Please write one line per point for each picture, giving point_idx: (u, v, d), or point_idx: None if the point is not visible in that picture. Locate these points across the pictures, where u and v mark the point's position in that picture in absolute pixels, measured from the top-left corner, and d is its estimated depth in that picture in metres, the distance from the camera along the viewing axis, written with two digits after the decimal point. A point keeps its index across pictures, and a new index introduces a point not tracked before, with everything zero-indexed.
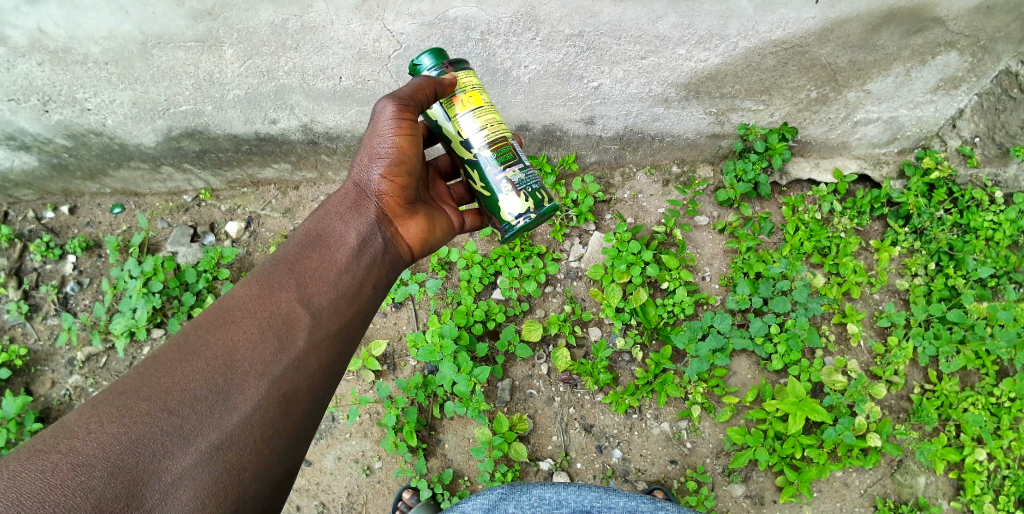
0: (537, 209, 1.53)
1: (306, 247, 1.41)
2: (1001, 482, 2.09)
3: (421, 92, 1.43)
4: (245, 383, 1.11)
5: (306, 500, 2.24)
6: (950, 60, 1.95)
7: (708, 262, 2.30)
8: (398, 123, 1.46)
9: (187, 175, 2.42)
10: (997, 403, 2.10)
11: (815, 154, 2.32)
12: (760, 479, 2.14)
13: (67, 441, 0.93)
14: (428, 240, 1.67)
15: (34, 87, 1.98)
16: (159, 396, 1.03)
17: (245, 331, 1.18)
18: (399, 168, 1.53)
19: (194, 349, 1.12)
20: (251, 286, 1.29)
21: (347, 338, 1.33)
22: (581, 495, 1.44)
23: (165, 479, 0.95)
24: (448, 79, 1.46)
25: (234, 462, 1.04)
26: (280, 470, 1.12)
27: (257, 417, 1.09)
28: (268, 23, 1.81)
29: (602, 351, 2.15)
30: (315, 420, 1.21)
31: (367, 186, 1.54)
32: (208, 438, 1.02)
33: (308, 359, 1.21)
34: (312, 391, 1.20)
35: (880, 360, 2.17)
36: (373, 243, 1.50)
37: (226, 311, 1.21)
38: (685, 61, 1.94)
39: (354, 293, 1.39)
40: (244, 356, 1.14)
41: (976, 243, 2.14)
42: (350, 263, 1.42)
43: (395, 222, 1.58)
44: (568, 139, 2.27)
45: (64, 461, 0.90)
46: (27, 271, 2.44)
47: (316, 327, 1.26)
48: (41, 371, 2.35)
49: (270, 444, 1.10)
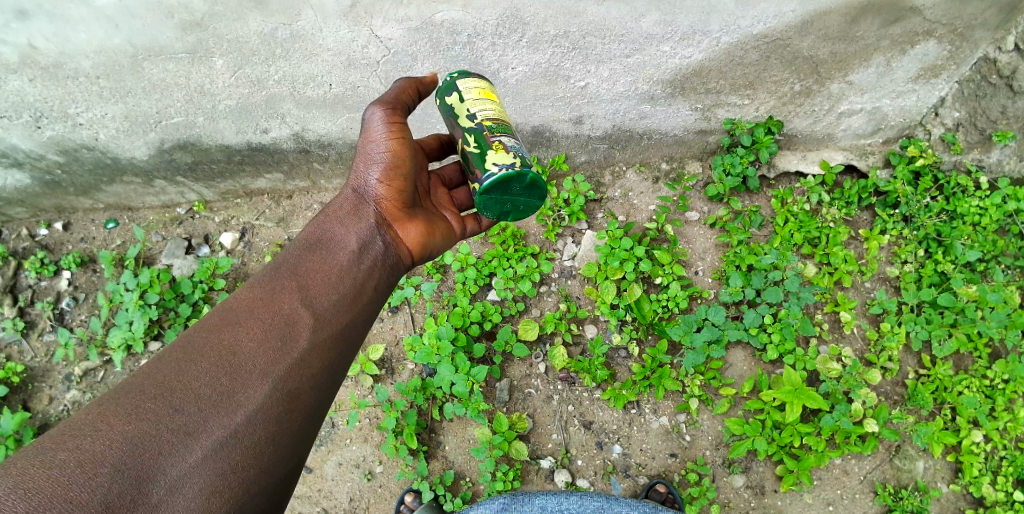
0: (523, 167, 1.43)
1: (306, 249, 1.42)
2: (999, 463, 2.11)
3: (404, 95, 1.60)
4: (249, 381, 1.12)
5: (308, 507, 2.24)
6: (928, 49, 1.98)
7: (700, 256, 2.32)
8: (389, 127, 1.53)
9: (180, 187, 2.43)
10: (991, 385, 2.13)
11: (801, 147, 2.36)
12: (760, 469, 2.16)
13: (73, 440, 0.93)
14: (428, 245, 1.66)
15: (25, 103, 2.00)
16: (163, 396, 1.04)
17: (249, 332, 1.19)
18: (394, 171, 1.56)
19: (199, 350, 1.13)
20: (254, 288, 1.30)
21: (349, 338, 1.34)
22: (584, 505, 1.38)
23: (171, 475, 0.96)
24: (428, 78, 1.67)
25: (240, 461, 1.04)
26: (285, 471, 1.12)
27: (261, 415, 1.10)
28: (257, 32, 1.83)
29: (598, 347, 2.16)
30: (318, 421, 1.22)
31: (365, 191, 1.57)
32: (213, 436, 1.03)
33: (312, 359, 1.22)
34: (315, 390, 1.21)
35: (874, 346, 2.19)
36: (372, 246, 1.51)
37: (229, 312, 1.22)
38: (669, 58, 1.97)
39: (355, 294, 1.40)
40: (248, 355, 1.15)
41: (963, 229, 2.16)
42: (349, 265, 1.43)
43: (394, 226, 1.59)
44: (557, 140, 2.30)
45: (71, 458, 0.91)
46: (21, 288, 2.43)
47: (318, 327, 1.27)
48: (38, 387, 2.35)
49: (275, 443, 1.10)
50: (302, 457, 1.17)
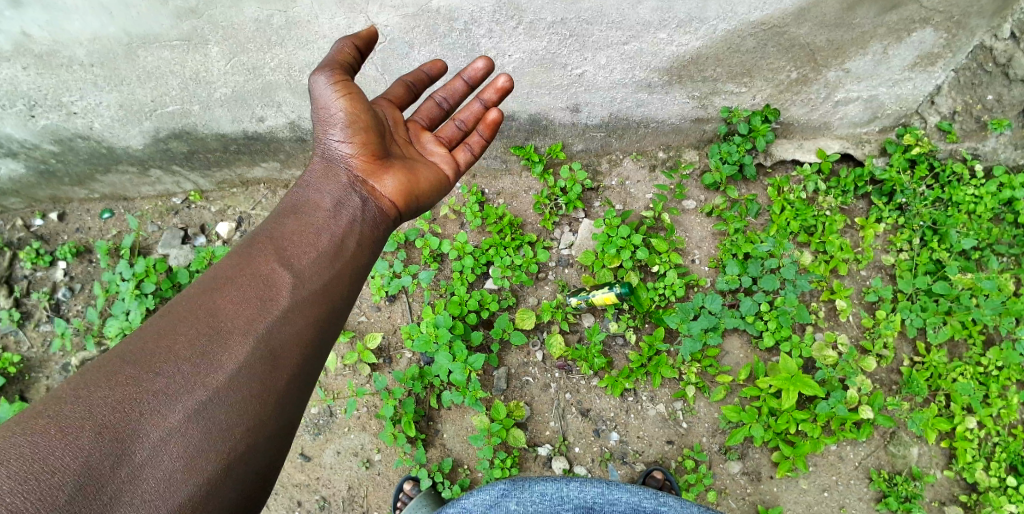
0: None
1: (284, 216, 1.47)
2: (992, 449, 2.13)
3: (343, 54, 1.52)
4: (229, 342, 1.17)
5: (307, 495, 2.26)
6: (925, 37, 1.98)
7: (697, 245, 2.33)
8: (334, 86, 1.49)
9: (176, 177, 2.42)
10: (985, 372, 2.14)
11: (798, 136, 2.36)
12: (756, 455, 2.18)
13: (55, 408, 1.00)
14: (414, 193, 1.65)
15: (19, 91, 1.98)
16: (144, 361, 1.10)
17: (227, 295, 1.24)
18: (353, 128, 1.54)
19: (180, 317, 1.19)
20: (233, 256, 1.35)
21: (336, 296, 1.36)
22: (585, 492, 1.38)
23: (153, 436, 1.03)
24: (368, 30, 1.57)
25: (224, 420, 1.10)
26: (278, 427, 1.16)
27: (243, 374, 1.15)
28: (253, 19, 1.82)
29: (596, 335, 2.16)
30: (310, 378, 1.26)
31: (334, 156, 1.59)
32: (196, 395, 1.09)
33: (293, 317, 1.26)
34: (301, 348, 1.24)
35: (869, 333, 2.20)
36: (350, 202, 1.54)
37: (209, 280, 1.28)
38: (666, 45, 1.97)
39: (336, 254, 1.42)
40: (226, 317, 1.21)
41: (959, 217, 2.16)
42: (328, 226, 1.46)
43: (370, 180, 1.60)
44: (554, 128, 2.30)
45: (53, 423, 0.97)
46: (17, 279, 2.42)
47: (298, 285, 1.30)
48: (36, 378, 2.36)
49: (262, 400, 1.15)
50: (297, 414, 1.21)
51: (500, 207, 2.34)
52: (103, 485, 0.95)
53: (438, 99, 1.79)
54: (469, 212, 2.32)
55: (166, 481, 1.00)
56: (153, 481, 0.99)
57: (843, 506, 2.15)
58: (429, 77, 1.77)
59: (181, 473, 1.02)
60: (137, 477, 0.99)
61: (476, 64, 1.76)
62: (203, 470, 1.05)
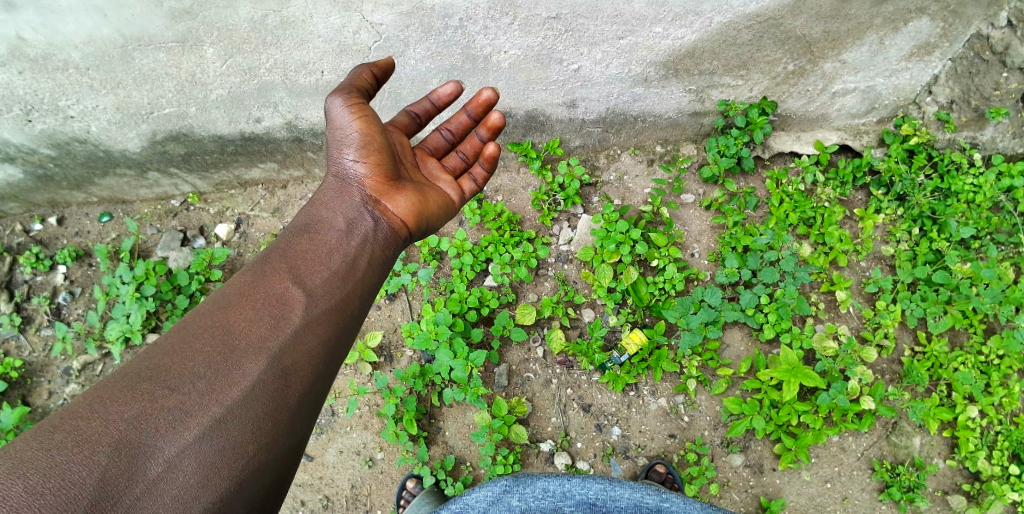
0: None
1: (297, 233, 1.48)
2: (994, 438, 2.12)
3: (359, 78, 1.55)
4: (243, 360, 1.18)
5: (310, 494, 2.26)
6: (921, 27, 1.97)
7: (696, 239, 2.34)
8: (350, 109, 1.51)
9: (174, 179, 2.42)
10: (986, 361, 2.14)
11: (795, 128, 2.36)
12: (758, 448, 2.18)
13: (72, 422, 1.01)
14: (423, 214, 1.66)
15: (15, 96, 1.98)
16: (159, 377, 1.11)
17: (241, 314, 1.25)
18: (366, 149, 1.56)
19: (194, 334, 1.21)
20: (246, 274, 1.36)
21: (346, 315, 1.38)
22: (586, 488, 1.33)
23: (167, 453, 1.04)
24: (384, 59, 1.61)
25: (237, 438, 1.11)
26: (285, 445, 1.19)
27: (256, 392, 1.16)
28: (247, 19, 1.81)
29: (596, 330, 2.17)
30: (318, 396, 1.28)
31: (345, 174, 1.60)
32: (210, 412, 1.10)
33: (306, 335, 1.28)
34: (312, 367, 1.26)
35: (869, 324, 2.21)
36: (362, 223, 1.55)
37: (223, 298, 1.29)
38: (662, 39, 1.96)
39: (346, 271, 1.43)
40: (241, 334, 1.22)
41: (957, 206, 2.16)
42: (340, 243, 1.47)
43: (382, 200, 1.61)
44: (551, 124, 2.30)
45: (70, 438, 0.98)
46: (17, 283, 2.43)
47: (310, 304, 1.32)
48: (38, 382, 2.36)
49: (273, 419, 1.16)
50: (305, 431, 1.24)
51: (498, 204, 2.34)
52: (118, 500, 0.96)
53: (444, 131, 1.81)
54: (467, 209, 2.32)
55: (180, 497, 1.02)
56: (166, 497, 1.01)
57: (845, 497, 2.16)
58: (435, 107, 1.75)
59: (194, 489, 1.04)
60: (150, 493, 1.00)
61: (481, 95, 1.72)
62: (216, 487, 1.07)
